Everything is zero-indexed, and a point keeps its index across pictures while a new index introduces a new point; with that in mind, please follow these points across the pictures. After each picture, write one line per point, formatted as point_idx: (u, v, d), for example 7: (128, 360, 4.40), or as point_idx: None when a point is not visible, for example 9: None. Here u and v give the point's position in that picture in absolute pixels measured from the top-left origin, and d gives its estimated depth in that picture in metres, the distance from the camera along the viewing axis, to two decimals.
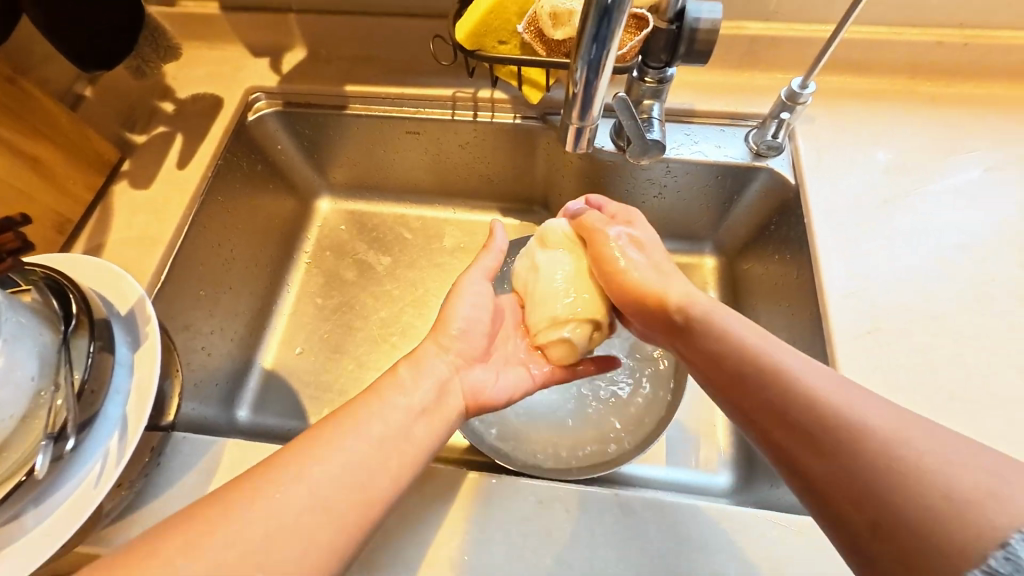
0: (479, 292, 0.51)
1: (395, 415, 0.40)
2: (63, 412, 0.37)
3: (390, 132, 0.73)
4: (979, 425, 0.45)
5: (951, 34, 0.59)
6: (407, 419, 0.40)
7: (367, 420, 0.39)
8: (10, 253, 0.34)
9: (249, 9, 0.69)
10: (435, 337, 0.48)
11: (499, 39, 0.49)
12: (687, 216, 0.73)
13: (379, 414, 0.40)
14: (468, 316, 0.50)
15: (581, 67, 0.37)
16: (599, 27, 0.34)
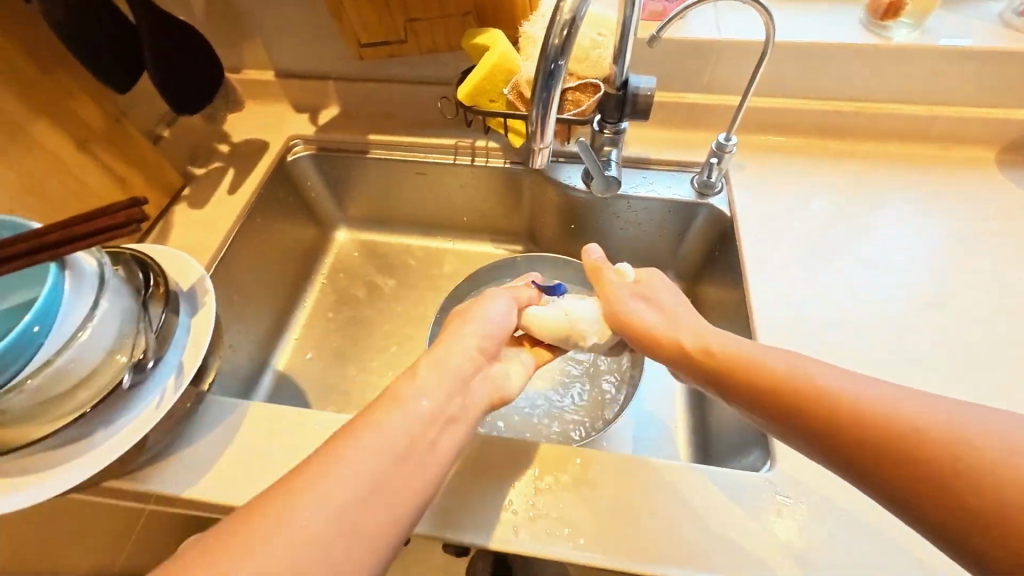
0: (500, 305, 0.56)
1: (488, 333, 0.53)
2: (144, 347, 0.47)
3: (403, 173, 0.90)
4: None
5: (845, 105, 0.76)
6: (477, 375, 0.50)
7: (480, 313, 0.55)
8: (139, 223, 0.45)
9: (297, 75, 0.87)
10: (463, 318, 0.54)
11: (490, 98, 0.65)
12: (651, 248, 0.87)
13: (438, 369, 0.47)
14: (490, 316, 0.55)
15: (536, 106, 0.51)
16: (549, 73, 0.48)
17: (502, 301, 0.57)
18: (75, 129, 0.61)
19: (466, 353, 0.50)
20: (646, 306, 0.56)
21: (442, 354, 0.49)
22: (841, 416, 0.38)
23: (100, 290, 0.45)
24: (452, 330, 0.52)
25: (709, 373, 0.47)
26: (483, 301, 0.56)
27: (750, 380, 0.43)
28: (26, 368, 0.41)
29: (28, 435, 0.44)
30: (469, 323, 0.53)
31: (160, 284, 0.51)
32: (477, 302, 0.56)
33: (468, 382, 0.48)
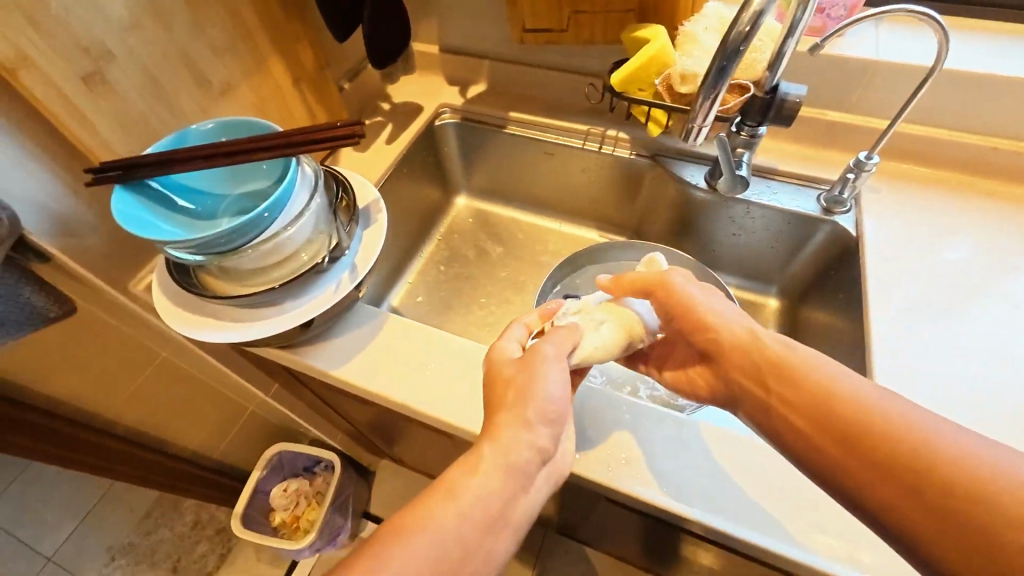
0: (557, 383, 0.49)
1: (546, 417, 0.47)
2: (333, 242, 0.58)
3: (533, 151, 0.98)
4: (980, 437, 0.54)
5: (1007, 143, 0.73)
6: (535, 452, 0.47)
7: (540, 388, 0.48)
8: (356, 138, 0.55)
9: (458, 51, 0.98)
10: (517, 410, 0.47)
11: (639, 87, 0.71)
12: (759, 258, 0.89)
13: (494, 463, 0.45)
14: (553, 391, 0.48)
15: (705, 89, 0.55)
16: (725, 60, 0.52)
17: (563, 368, 0.50)
18: (294, 67, 0.74)
19: (526, 448, 0.46)
20: (694, 295, 0.53)
21: (499, 441, 0.45)
22: (881, 427, 0.40)
23: (315, 189, 0.56)
24: (510, 415, 0.46)
25: (762, 373, 0.47)
26: (542, 376, 0.49)
27: (806, 382, 0.44)
28: (256, 240, 0.52)
29: (243, 289, 0.56)
30: (530, 397, 0.47)
31: (348, 197, 0.62)
32: (529, 373, 0.49)
33: (525, 472, 0.46)
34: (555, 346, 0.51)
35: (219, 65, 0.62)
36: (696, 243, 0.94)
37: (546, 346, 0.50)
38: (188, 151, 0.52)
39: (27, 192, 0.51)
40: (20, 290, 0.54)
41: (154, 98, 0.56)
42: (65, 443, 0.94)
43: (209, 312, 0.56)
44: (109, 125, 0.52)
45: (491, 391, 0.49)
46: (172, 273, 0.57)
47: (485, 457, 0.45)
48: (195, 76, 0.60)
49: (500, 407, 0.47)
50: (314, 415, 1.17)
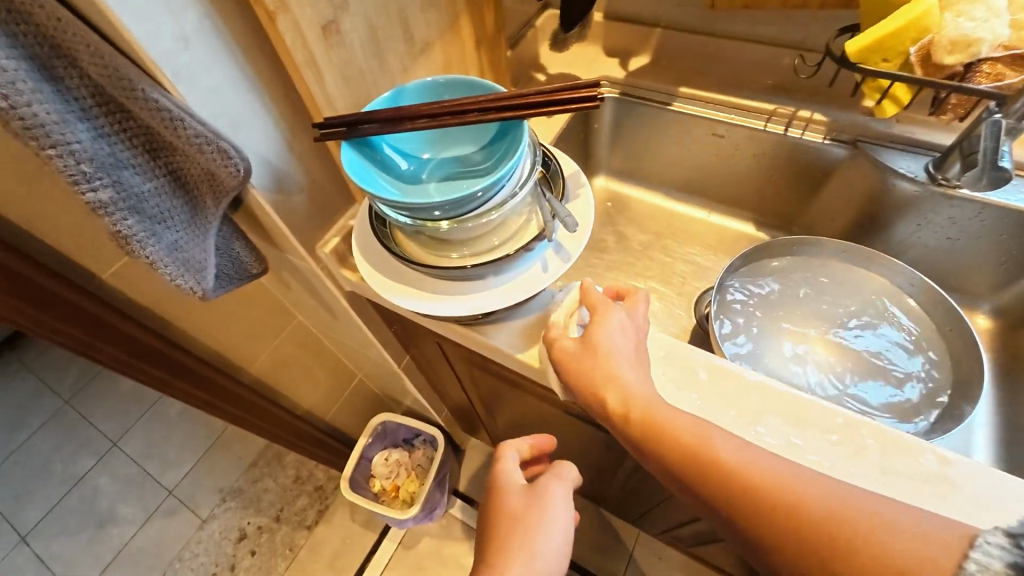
0: (558, 511, 0.54)
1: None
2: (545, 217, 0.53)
3: (699, 131, 0.88)
4: None
5: None
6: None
7: (546, 531, 0.52)
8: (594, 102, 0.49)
9: (622, 18, 0.91)
10: (525, 527, 0.53)
11: (885, 57, 0.60)
12: (977, 267, 0.76)
13: None
14: (552, 546, 0.52)
15: None
16: None
17: (568, 508, 0.55)
18: (479, 29, 0.70)
19: None
20: (615, 339, 0.49)
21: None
22: (842, 528, 0.35)
23: (532, 160, 0.51)
24: (520, 553, 0.51)
25: (635, 432, 0.45)
26: (546, 521, 0.53)
27: (720, 483, 0.40)
28: (476, 210, 0.49)
29: (445, 261, 0.53)
30: (536, 547, 0.51)
31: (553, 169, 0.56)
32: (539, 512, 0.54)
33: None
34: (563, 487, 0.56)
35: (424, 21, 0.59)
36: (889, 246, 0.81)
37: (557, 487, 0.56)
38: (413, 109, 0.49)
39: (258, 147, 0.50)
40: (234, 243, 0.54)
41: (371, 55, 0.54)
42: (212, 393, 0.99)
43: (409, 282, 0.54)
44: (335, 79, 0.50)
45: (498, 522, 0.55)
46: (376, 237, 0.55)
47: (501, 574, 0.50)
48: (404, 31, 0.57)
49: (502, 552, 0.51)
50: (428, 389, 1.17)
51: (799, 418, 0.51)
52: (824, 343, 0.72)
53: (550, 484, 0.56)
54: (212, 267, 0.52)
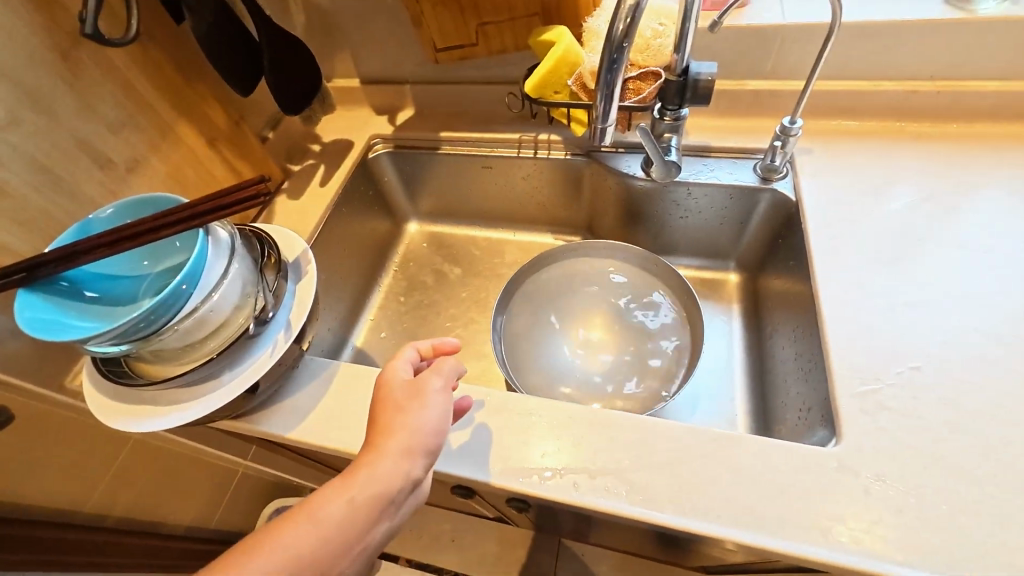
0: (437, 398, 0.53)
1: (428, 449, 0.50)
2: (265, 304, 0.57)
3: (471, 166, 0.96)
4: (940, 394, 0.53)
5: (926, 84, 0.73)
6: (427, 443, 0.50)
7: (421, 417, 0.51)
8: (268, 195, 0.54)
9: (379, 81, 0.97)
10: (402, 411, 0.51)
11: (554, 90, 0.70)
12: (713, 236, 0.89)
13: (379, 466, 0.47)
14: (430, 422, 0.51)
15: (602, 91, 0.53)
16: (613, 55, 0.50)
17: (445, 397, 0.53)
18: (207, 130, 0.72)
19: (405, 457, 0.49)
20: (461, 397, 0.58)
21: (375, 463, 0.47)
22: None
23: (232, 257, 0.54)
24: (395, 439, 0.49)
25: None
26: (422, 407, 0.52)
27: None
28: (176, 320, 0.50)
29: (176, 369, 0.55)
30: (413, 426, 0.50)
31: (272, 254, 0.60)
32: (418, 399, 0.52)
33: (398, 498, 0.48)
34: (441, 378, 0.54)
35: (120, 142, 0.61)
36: (649, 232, 0.93)
37: (434, 377, 0.54)
38: (89, 240, 0.50)
39: None
40: None
41: (52, 191, 0.54)
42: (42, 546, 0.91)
43: (146, 399, 0.55)
44: (3, 226, 0.51)
45: (379, 413, 0.52)
46: (99, 365, 0.55)
47: (377, 454, 0.48)
48: (93, 158, 0.58)
49: (383, 433, 0.50)
50: (300, 469, 1.14)
51: (525, 429, 0.58)
52: (602, 336, 0.81)
53: (433, 376, 0.54)
54: None
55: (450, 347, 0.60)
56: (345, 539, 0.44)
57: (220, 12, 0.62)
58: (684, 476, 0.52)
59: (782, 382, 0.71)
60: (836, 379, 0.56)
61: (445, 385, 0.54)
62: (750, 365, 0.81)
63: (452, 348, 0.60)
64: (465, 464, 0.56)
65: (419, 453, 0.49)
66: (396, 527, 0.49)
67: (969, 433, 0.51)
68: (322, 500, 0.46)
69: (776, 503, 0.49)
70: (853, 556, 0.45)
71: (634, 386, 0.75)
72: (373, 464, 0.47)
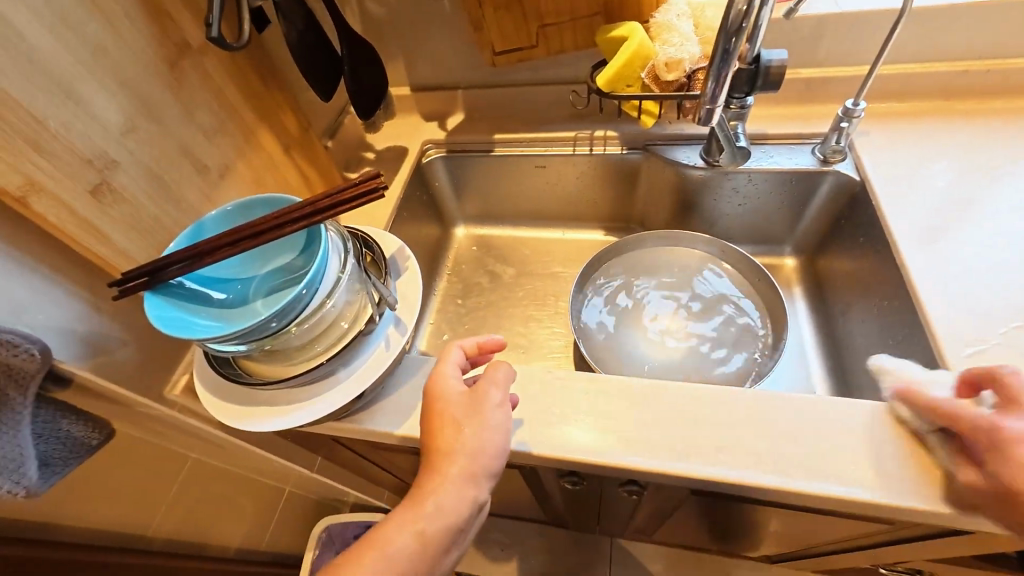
0: (498, 415, 0.53)
1: (488, 473, 0.51)
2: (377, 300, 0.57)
3: (524, 166, 0.98)
4: None
5: (976, 64, 0.77)
6: (489, 464, 0.51)
7: (482, 436, 0.51)
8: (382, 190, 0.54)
9: (429, 87, 0.99)
10: (461, 433, 0.51)
11: (627, 83, 0.72)
12: (770, 222, 0.91)
13: (439, 499, 0.48)
14: (491, 439, 0.51)
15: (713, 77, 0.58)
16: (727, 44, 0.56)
17: (503, 410, 0.53)
18: (284, 138, 0.73)
19: (467, 482, 0.49)
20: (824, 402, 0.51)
21: (440, 491, 0.48)
22: None
23: (346, 253, 0.55)
24: (457, 463, 0.50)
25: None
26: (482, 425, 0.52)
27: None
28: (302, 316, 0.50)
29: (294, 369, 0.54)
30: (476, 452, 0.50)
31: (373, 251, 0.61)
32: (479, 414, 0.52)
33: (464, 524, 0.49)
34: (500, 390, 0.54)
35: (215, 150, 0.61)
36: (705, 222, 0.95)
37: (493, 390, 0.54)
38: (211, 241, 0.50)
39: (54, 320, 0.49)
40: (59, 423, 0.47)
41: (162, 198, 0.55)
42: None
43: (265, 400, 0.54)
44: (123, 233, 0.50)
45: (435, 431, 0.52)
46: (214, 367, 0.55)
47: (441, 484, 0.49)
48: (194, 165, 0.59)
49: (444, 458, 0.50)
50: (358, 481, 1.13)
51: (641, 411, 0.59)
52: (679, 323, 0.81)
53: (488, 389, 0.54)
54: (34, 458, 0.44)
55: (495, 343, 0.60)
56: (416, 568, 0.47)
57: (310, 21, 0.64)
58: (807, 449, 0.53)
59: (864, 357, 0.73)
60: (940, 344, 0.58)
61: (500, 396, 0.54)
62: (822, 344, 0.82)
63: (497, 345, 0.61)
64: (586, 449, 0.56)
65: (478, 476, 0.50)
66: (462, 545, 0.52)
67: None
68: (387, 536, 0.48)
69: (912, 468, 0.51)
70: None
71: (722, 369, 0.76)
72: (434, 495, 0.48)
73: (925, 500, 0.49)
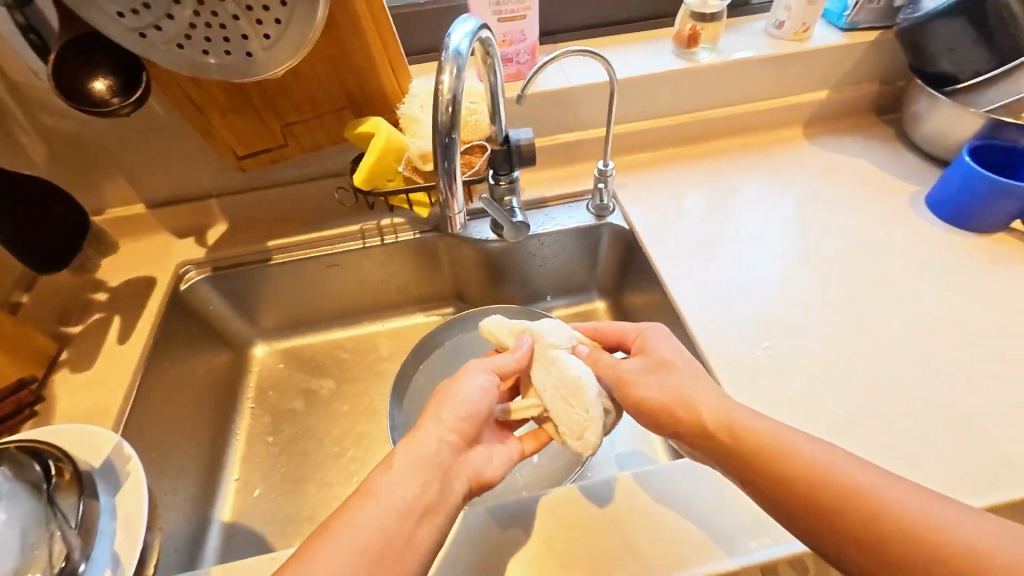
0: (478, 379, 0.52)
1: (464, 420, 0.50)
2: (66, 546, 0.43)
3: (314, 268, 0.87)
4: (789, 364, 0.64)
5: (684, 117, 0.91)
6: (464, 414, 0.50)
7: (458, 395, 0.51)
8: None
9: (172, 201, 0.82)
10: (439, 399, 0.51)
11: (386, 178, 0.68)
12: (575, 273, 0.94)
13: (414, 451, 0.46)
14: (474, 398, 0.51)
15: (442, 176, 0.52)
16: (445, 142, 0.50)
17: (483, 375, 0.53)
18: None
19: (441, 439, 0.48)
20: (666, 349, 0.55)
21: (415, 442, 0.47)
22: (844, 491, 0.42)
23: None
24: (431, 418, 0.49)
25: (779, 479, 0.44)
26: (457, 383, 0.52)
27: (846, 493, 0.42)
28: None
29: None
30: (457, 403, 0.50)
31: (64, 469, 0.46)
32: (459, 382, 0.52)
33: (448, 472, 0.47)
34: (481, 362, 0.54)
35: None
36: (518, 285, 0.94)
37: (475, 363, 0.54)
38: None
39: None
40: None
41: None
42: None
43: None
44: None
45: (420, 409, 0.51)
46: None
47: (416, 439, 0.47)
48: None
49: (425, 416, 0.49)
50: None
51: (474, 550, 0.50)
52: None
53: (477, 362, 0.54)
54: None
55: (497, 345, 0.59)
56: (409, 513, 0.43)
57: None
58: (649, 535, 0.50)
59: None
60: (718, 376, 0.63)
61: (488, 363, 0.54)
62: None
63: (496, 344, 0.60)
64: None
65: (453, 429, 0.49)
66: (456, 503, 0.47)
67: (822, 394, 0.60)
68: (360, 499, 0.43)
69: (700, 530, 0.50)
70: (781, 547, 0.49)
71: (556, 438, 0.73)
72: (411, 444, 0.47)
73: (724, 563, 0.48)
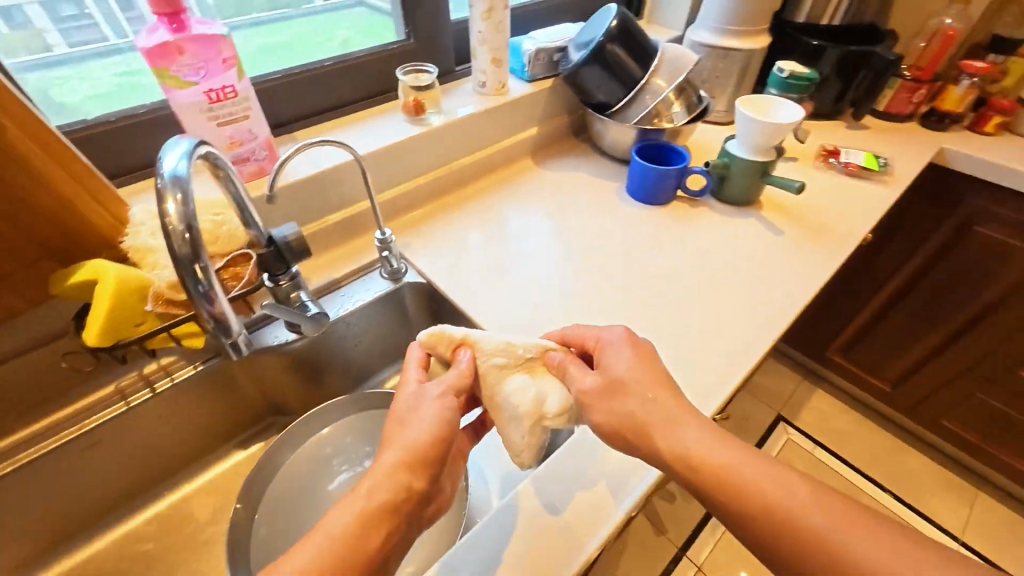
0: (431, 401, 0.54)
1: (417, 458, 0.50)
2: None
3: (56, 464, 0.66)
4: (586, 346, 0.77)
5: (437, 172, 1.01)
6: (418, 441, 0.51)
7: (413, 423, 0.52)
8: None
9: None
10: (399, 425, 0.53)
11: (134, 324, 0.58)
12: (393, 339, 0.94)
13: (369, 482, 0.48)
14: (426, 419, 0.53)
15: (201, 304, 0.47)
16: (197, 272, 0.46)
17: (438, 400, 0.55)
18: None
19: (392, 471, 0.49)
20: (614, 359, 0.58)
21: (369, 478, 0.48)
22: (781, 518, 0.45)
23: None
24: (391, 452, 0.50)
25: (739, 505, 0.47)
26: (413, 414, 0.54)
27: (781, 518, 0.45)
28: None
29: None
30: (413, 431, 0.52)
31: None
32: (416, 408, 0.54)
33: (398, 508, 0.48)
34: (439, 384, 0.57)
35: None
36: (338, 372, 0.90)
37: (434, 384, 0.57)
38: None
39: None
40: None
41: None
42: None
43: None
44: None
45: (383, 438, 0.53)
46: None
47: (370, 475, 0.49)
48: None
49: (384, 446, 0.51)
50: None
51: None
52: None
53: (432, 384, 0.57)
54: None
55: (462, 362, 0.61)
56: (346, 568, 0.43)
57: None
58: (529, 552, 0.51)
59: None
60: None
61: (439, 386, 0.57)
62: None
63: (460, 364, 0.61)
64: None
65: (409, 457, 0.50)
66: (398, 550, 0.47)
67: None
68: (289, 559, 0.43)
69: (578, 507, 0.55)
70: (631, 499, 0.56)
71: None
72: (366, 481, 0.48)
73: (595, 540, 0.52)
